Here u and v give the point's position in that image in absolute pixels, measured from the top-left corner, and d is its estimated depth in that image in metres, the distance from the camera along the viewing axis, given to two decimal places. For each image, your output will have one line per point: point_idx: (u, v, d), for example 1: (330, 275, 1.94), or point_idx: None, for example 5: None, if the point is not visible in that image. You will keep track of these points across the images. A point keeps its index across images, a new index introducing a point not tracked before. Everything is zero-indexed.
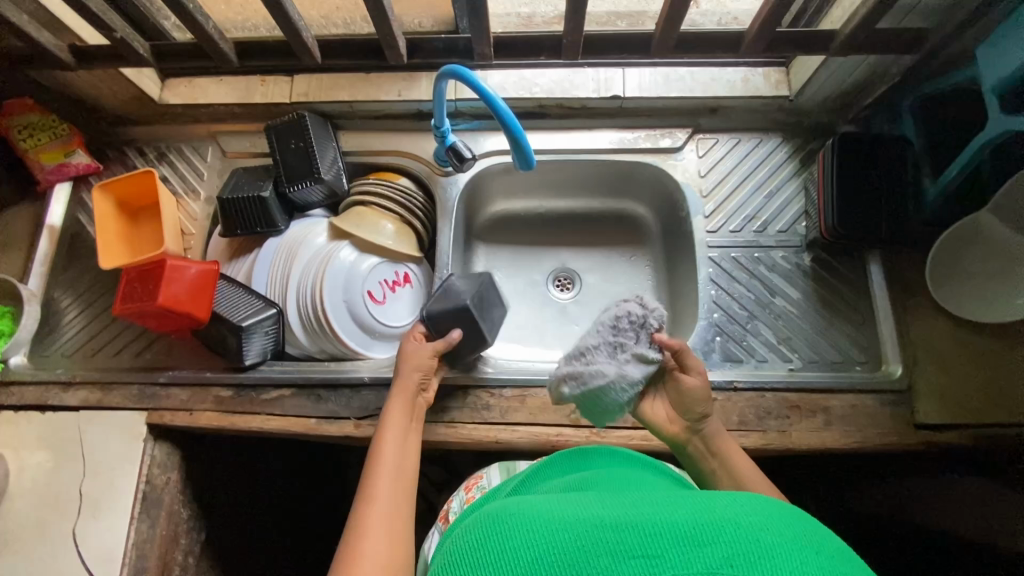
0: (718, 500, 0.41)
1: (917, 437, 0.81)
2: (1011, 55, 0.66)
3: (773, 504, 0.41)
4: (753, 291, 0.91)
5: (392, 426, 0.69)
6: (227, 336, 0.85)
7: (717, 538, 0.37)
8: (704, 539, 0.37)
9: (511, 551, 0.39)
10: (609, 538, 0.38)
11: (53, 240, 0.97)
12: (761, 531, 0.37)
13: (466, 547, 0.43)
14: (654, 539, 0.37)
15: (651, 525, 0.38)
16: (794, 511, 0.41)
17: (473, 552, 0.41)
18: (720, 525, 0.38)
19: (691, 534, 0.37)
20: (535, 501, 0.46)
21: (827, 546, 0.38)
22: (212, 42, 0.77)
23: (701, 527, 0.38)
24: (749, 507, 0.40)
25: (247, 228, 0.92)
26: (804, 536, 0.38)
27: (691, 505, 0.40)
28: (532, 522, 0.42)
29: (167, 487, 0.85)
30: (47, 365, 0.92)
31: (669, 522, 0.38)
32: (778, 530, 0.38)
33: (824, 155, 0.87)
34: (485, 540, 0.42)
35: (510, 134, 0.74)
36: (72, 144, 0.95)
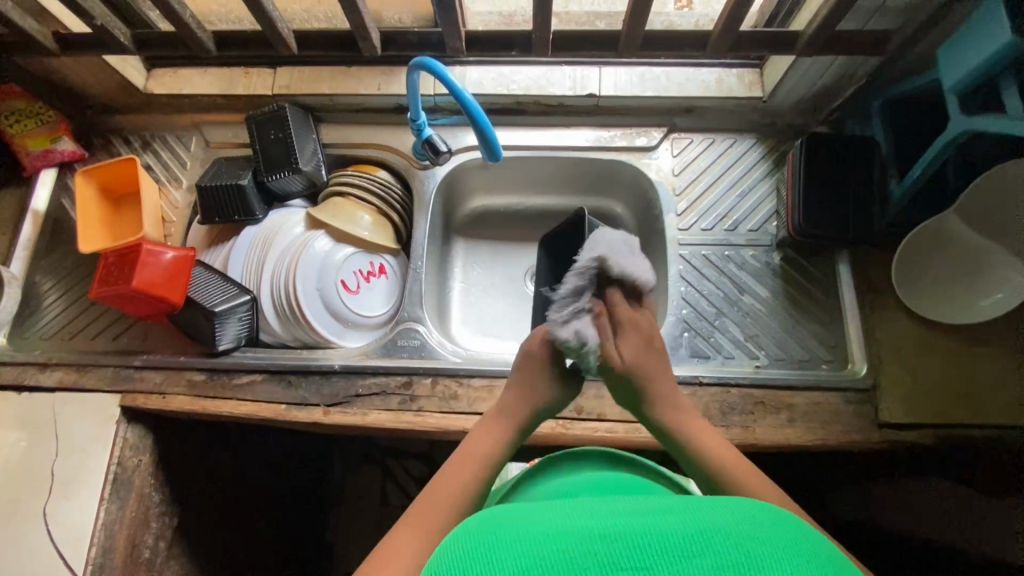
0: (707, 508, 0.39)
1: (879, 436, 0.81)
2: (966, 57, 0.67)
3: (763, 508, 0.40)
4: (723, 288, 0.92)
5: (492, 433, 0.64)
6: (201, 321, 0.87)
7: (706, 547, 0.34)
8: (693, 550, 0.34)
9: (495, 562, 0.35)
10: (597, 549, 0.35)
11: (37, 226, 0.98)
12: (751, 540, 0.35)
13: (445, 555, 0.38)
14: (641, 550, 0.35)
15: (642, 534, 0.36)
16: (777, 513, 0.39)
17: (454, 562, 0.37)
18: (708, 533, 0.36)
19: (684, 543, 0.35)
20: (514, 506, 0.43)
21: (814, 551, 0.36)
22: (190, 31, 0.78)
23: (693, 535, 0.35)
24: (733, 514, 0.38)
25: (225, 216, 0.93)
26: (792, 540, 0.36)
27: (681, 513, 0.38)
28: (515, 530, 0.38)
29: (138, 469, 0.86)
30: (26, 347, 0.93)
31: (654, 531, 0.36)
32: (775, 538, 0.36)
33: (793, 155, 0.88)
34: (471, 553, 0.37)
35: (477, 126, 0.75)
36: (58, 130, 0.97)
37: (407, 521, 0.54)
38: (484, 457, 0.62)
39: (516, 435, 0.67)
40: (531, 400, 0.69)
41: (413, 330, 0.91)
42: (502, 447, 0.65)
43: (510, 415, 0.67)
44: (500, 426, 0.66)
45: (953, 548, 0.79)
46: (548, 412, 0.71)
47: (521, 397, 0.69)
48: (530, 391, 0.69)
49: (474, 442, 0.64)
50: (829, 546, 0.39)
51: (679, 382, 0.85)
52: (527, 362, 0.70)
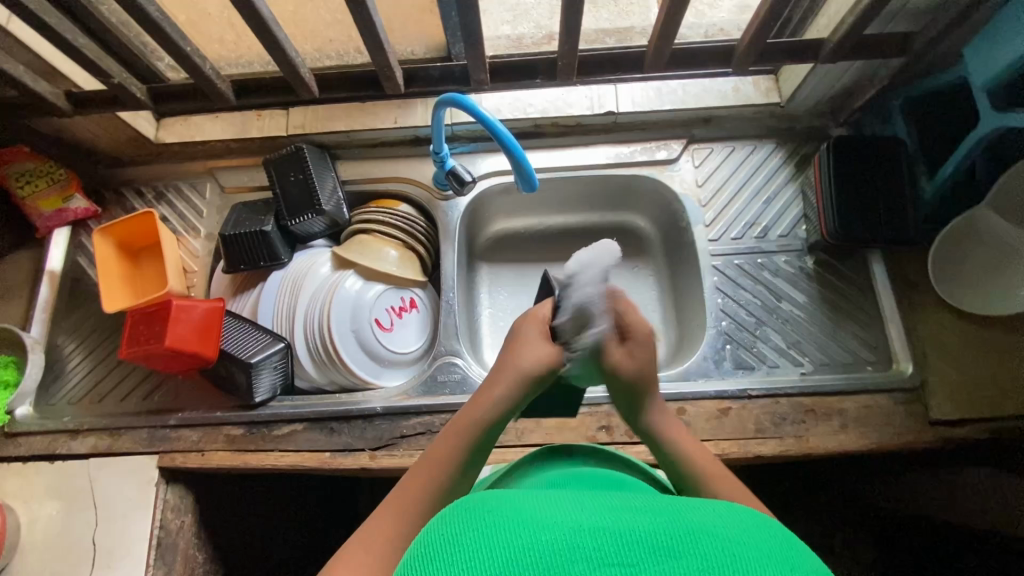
0: (693, 508, 0.37)
1: (933, 434, 0.81)
2: (997, 52, 0.68)
3: (751, 517, 0.37)
4: (760, 297, 0.91)
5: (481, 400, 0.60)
6: (237, 373, 0.85)
7: (695, 548, 0.32)
8: (681, 550, 0.32)
9: (468, 550, 0.33)
10: (581, 544, 0.32)
11: (54, 287, 0.96)
12: (740, 543, 0.33)
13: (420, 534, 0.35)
14: (625, 546, 0.32)
15: (627, 532, 0.33)
16: (766, 521, 0.37)
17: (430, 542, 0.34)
18: (698, 534, 0.33)
19: (666, 543, 0.33)
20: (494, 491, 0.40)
21: (806, 559, 0.34)
22: (210, 82, 0.77)
23: (678, 537, 0.33)
24: (721, 516, 0.36)
25: (250, 263, 0.92)
26: (781, 548, 0.34)
27: (664, 513, 0.36)
28: (496, 515, 0.35)
29: (181, 531, 0.84)
30: (53, 414, 0.90)
31: (637, 529, 0.34)
32: (759, 548, 0.33)
33: (819, 159, 0.88)
34: (452, 531, 0.35)
35: (510, 155, 0.74)
36: (70, 188, 0.95)
37: (385, 506, 0.54)
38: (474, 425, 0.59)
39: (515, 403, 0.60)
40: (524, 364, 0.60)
41: (452, 364, 0.89)
42: (500, 411, 0.59)
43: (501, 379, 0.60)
44: (492, 390, 0.60)
45: None
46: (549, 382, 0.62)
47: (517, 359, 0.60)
48: (517, 358, 0.60)
49: (468, 407, 0.60)
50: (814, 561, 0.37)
51: (728, 397, 0.84)
52: (515, 336, 0.63)
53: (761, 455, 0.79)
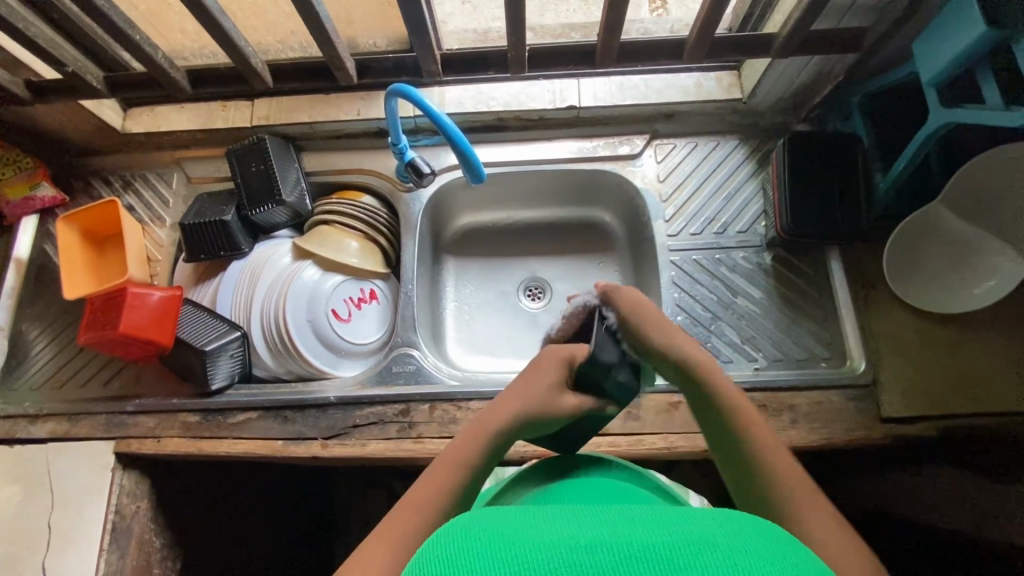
0: (690, 519, 0.39)
1: (883, 431, 0.81)
2: (942, 48, 0.67)
3: (747, 523, 0.39)
4: (716, 292, 0.92)
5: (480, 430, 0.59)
6: (192, 361, 0.86)
7: (695, 561, 0.34)
8: (681, 563, 0.34)
9: (477, 566, 0.34)
10: (581, 560, 0.34)
11: (20, 274, 0.97)
12: (739, 554, 0.35)
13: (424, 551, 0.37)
14: (625, 562, 0.34)
15: (625, 546, 0.35)
16: (766, 528, 0.39)
17: (435, 558, 0.36)
18: (698, 547, 0.35)
19: (664, 556, 0.34)
20: (504, 512, 0.42)
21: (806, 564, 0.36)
22: (163, 71, 0.78)
23: (675, 549, 0.35)
24: (723, 528, 0.38)
25: (211, 253, 0.93)
26: (780, 555, 0.36)
27: (663, 525, 0.38)
28: (504, 535, 0.37)
29: (137, 516, 0.85)
30: (14, 399, 0.92)
31: (636, 543, 0.36)
32: (757, 553, 0.35)
33: (776, 155, 0.88)
34: (459, 546, 0.36)
35: (457, 149, 0.75)
36: (37, 176, 0.95)
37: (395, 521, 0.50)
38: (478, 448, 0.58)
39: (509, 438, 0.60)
40: (529, 402, 0.62)
41: (408, 356, 0.90)
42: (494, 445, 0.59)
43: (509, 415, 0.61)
44: (502, 419, 0.60)
45: None
46: (546, 423, 0.63)
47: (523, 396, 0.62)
48: (526, 395, 0.62)
49: (463, 438, 0.59)
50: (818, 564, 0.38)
51: (679, 390, 0.84)
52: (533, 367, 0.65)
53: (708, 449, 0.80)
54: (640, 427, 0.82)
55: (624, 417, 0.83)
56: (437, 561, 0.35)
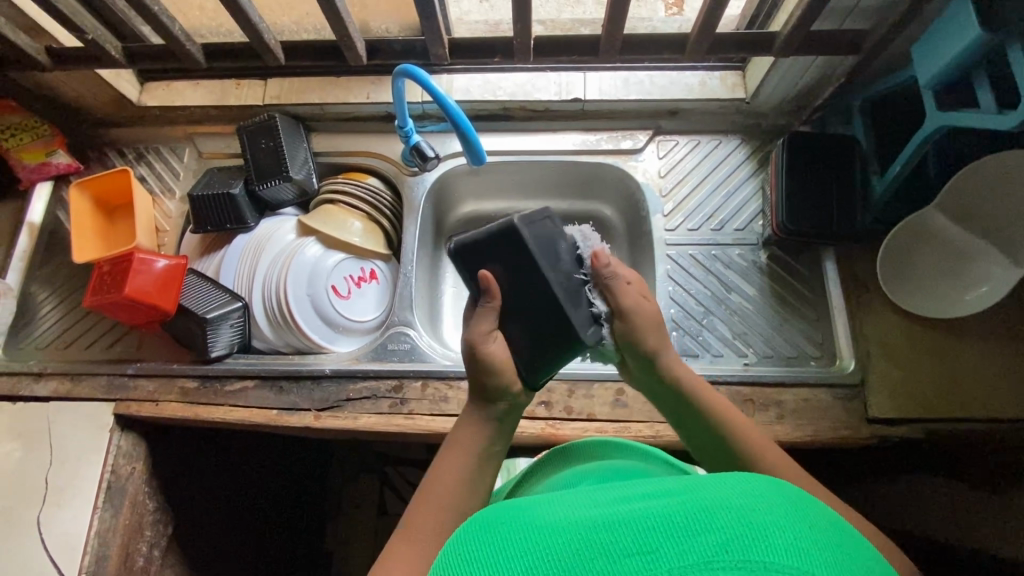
0: (707, 483, 0.40)
1: (869, 431, 0.82)
2: (939, 52, 0.68)
3: (766, 481, 0.40)
4: (710, 287, 0.93)
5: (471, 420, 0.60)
6: (194, 328, 0.88)
7: (711, 524, 0.35)
8: (697, 528, 0.35)
9: (505, 565, 0.37)
10: (599, 540, 0.36)
11: (32, 238, 1.00)
12: (754, 512, 0.36)
13: (458, 557, 0.40)
14: (644, 533, 0.36)
15: (642, 518, 0.37)
16: (776, 482, 0.40)
17: (468, 563, 0.39)
18: (710, 510, 0.36)
19: (682, 524, 0.35)
20: (531, 502, 0.45)
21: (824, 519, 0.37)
22: (179, 44, 0.80)
23: (691, 515, 0.36)
24: (738, 488, 0.39)
25: (217, 225, 0.95)
26: (795, 512, 0.37)
27: (679, 493, 0.39)
28: (529, 528, 0.40)
29: (131, 477, 0.87)
30: (21, 357, 0.94)
31: (654, 514, 0.37)
32: (773, 511, 0.36)
33: (776, 155, 0.89)
34: (486, 548, 0.39)
35: (460, 131, 0.77)
36: (54, 144, 0.98)
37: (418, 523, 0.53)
38: (472, 441, 0.60)
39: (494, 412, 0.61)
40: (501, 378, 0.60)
41: (404, 335, 0.91)
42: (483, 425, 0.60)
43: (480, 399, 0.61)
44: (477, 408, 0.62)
45: (955, 547, 0.78)
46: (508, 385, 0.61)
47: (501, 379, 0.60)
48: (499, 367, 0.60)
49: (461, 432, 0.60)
50: (834, 514, 0.39)
51: None
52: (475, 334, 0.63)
53: None
54: (629, 414, 0.83)
55: (612, 404, 0.84)
56: (470, 565, 0.38)
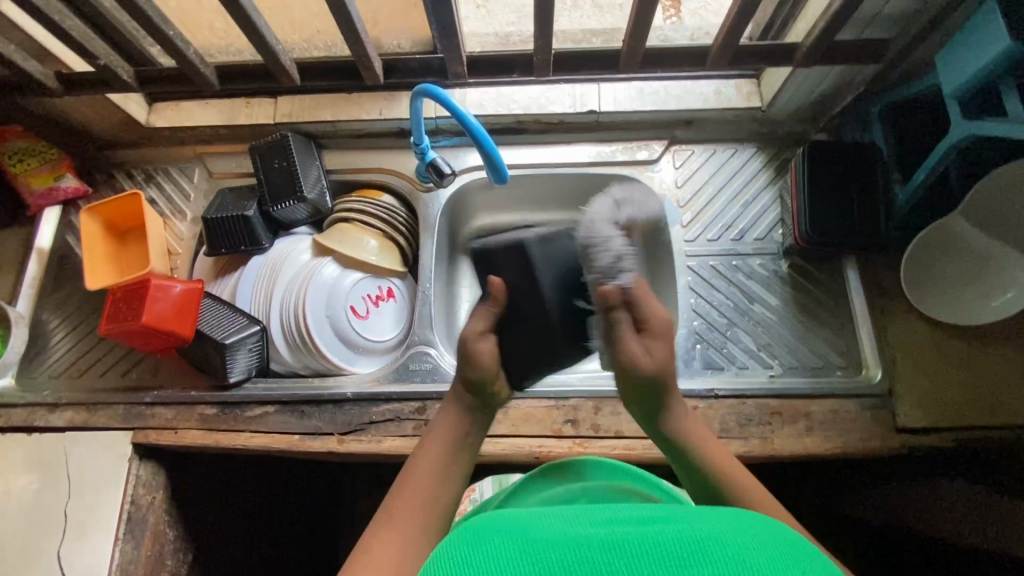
0: (704, 520, 0.41)
1: (899, 441, 0.81)
2: (967, 61, 0.67)
3: (764, 524, 0.41)
4: (732, 298, 0.92)
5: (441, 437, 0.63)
6: (212, 353, 0.86)
7: (704, 557, 0.36)
8: (690, 560, 0.36)
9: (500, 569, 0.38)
10: (593, 559, 0.37)
11: (42, 264, 0.98)
12: (748, 550, 0.37)
13: (449, 553, 0.41)
14: (639, 558, 0.37)
15: (637, 543, 0.38)
16: (775, 526, 0.41)
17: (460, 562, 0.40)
18: (705, 543, 0.38)
19: (676, 554, 0.37)
20: (528, 516, 0.46)
21: (815, 564, 0.38)
22: (193, 66, 0.79)
23: (687, 547, 0.37)
24: (736, 528, 0.40)
25: (232, 247, 0.93)
26: (791, 553, 0.38)
27: (676, 523, 0.41)
28: (525, 539, 0.41)
29: (152, 507, 0.85)
30: (34, 387, 0.93)
31: (650, 540, 0.39)
32: (767, 551, 0.37)
33: (795, 163, 0.88)
34: (480, 552, 0.40)
35: (482, 149, 0.76)
36: (61, 168, 0.97)
37: (399, 502, 0.55)
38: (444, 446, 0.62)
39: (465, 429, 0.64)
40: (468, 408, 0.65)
41: (424, 354, 0.90)
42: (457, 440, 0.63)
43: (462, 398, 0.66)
44: (456, 396, 0.66)
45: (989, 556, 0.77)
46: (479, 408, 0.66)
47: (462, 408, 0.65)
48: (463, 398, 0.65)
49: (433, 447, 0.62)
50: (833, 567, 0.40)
51: (694, 395, 0.84)
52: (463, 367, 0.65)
53: None
54: None
55: None
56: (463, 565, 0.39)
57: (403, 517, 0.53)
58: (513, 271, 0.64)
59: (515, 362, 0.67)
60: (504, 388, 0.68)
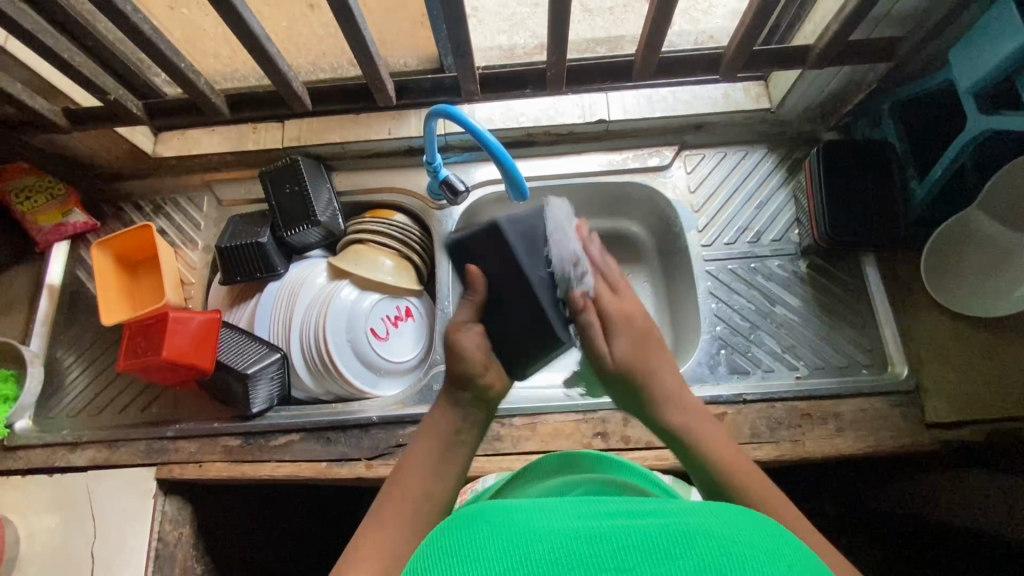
0: (691, 511, 0.40)
1: (930, 437, 0.80)
2: (984, 56, 0.67)
3: (749, 516, 0.40)
4: (754, 301, 0.92)
5: (431, 436, 0.59)
6: (234, 384, 0.85)
7: (690, 551, 0.35)
8: (676, 553, 0.35)
9: (482, 562, 0.37)
10: (583, 552, 0.36)
11: (53, 300, 0.97)
12: (734, 543, 0.36)
13: (433, 547, 0.40)
14: (624, 550, 0.36)
15: (621, 536, 0.37)
16: (763, 520, 0.40)
17: (442, 556, 0.38)
18: (693, 536, 0.37)
19: (662, 547, 0.36)
20: (512, 502, 0.45)
21: (802, 560, 0.37)
22: (203, 96, 0.78)
23: (672, 539, 0.36)
24: (723, 520, 0.39)
25: (247, 275, 0.93)
26: (777, 549, 0.37)
27: (662, 515, 0.39)
28: (508, 529, 0.40)
29: (179, 542, 0.83)
30: (53, 427, 0.91)
31: (637, 532, 0.37)
32: (754, 545, 0.36)
33: (810, 164, 0.88)
34: (462, 544, 0.39)
35: (501, 166, 0.75)
36: (69, 203, 0.96)
37: (381, 510, 0.54)
38: (433, 447, 0.58)
39: (459, 425, 0.60)
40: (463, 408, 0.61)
41: None
42: (450, 441, 0.59)
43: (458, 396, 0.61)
44: (448, 396, 0.62)
45: None
46: (477, 408, 0.61)
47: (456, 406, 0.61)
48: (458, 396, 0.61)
49: (419, 449, 0.58)
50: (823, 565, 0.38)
51: (722, 402, 0.84)
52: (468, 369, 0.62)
53: (756, 460, 0.79)
54: None
55: None
56: (446, 558, 0.38)
57: (388, 526, 0.52)
58: (490, 254, 0.62)
59: (516, 356, 0.63)
60: (497, 379, 0.62)
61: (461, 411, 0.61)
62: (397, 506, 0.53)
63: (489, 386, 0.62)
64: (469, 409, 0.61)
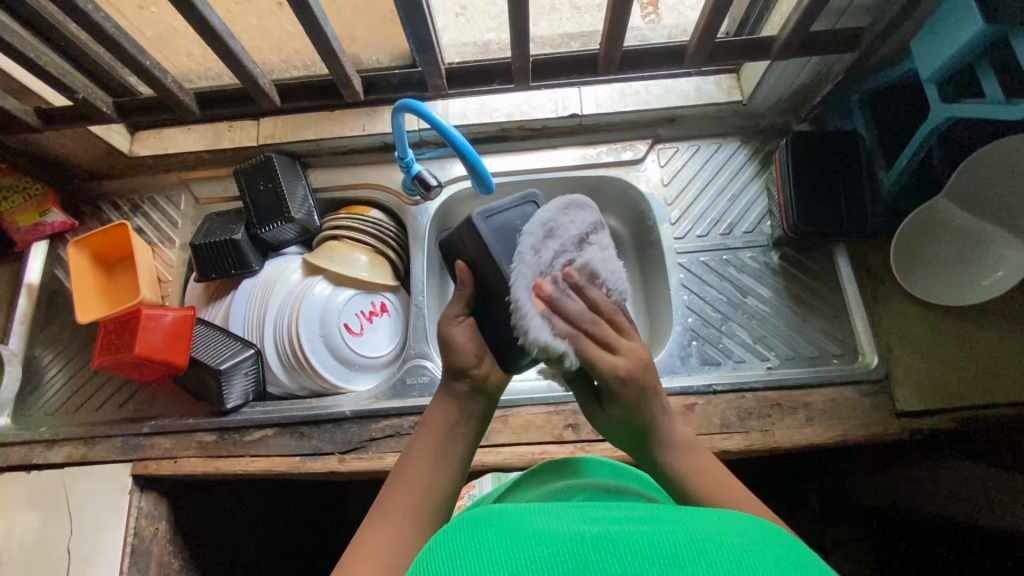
0: (700, 519, 0.40)
1: (901, 425, 0.81)
2: (941, 46, 0.68)
3: (759, 525, 0.40)
4: (726, 293, 0.92)
5: (431, 432, 0.59)
6: (208, 379, 0.86)
7: (701, 557, 0.35)
8: (686, 559, 0.35)
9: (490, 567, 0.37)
10: (591, 558, 0.36)
11: (31, 300, 0.98)
12: (746, 551, 0.36)
13: (439, 549, 0.40)
14: (635, 557, 0.36)
15: (633, 542, 0.37)
16: (775, 529, 0.40)
17: (449, 559, 0.39)
18: (701, 543, 0.37)
19: (674, 554, 0.36)
20: (520, 506, 0.45)
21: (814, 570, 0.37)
22: (172, 94, 0.79)
23: (683, 546, 0.36)
24: (734, 529, 0.39)
25: (222, 272, 0.93)
26: (787, 559, 0.37)
27: (671, 522, 0.40)
28: (516, 535, 0.40)
29: (155, 537, 0.84)
30: (31, 424, 0.92)
31: (646, 538, 0.38)
32: (764, 554, 0.36)
33: (779, 155, 0.89)
34: (471, 548, 0.39)
35: (467, 160, 0.76)
36: (46, 203, 0.97)
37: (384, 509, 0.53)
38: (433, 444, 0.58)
39: (459, 418, 0.60)
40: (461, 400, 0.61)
41: (421, 367, 0.90)
42: (450, 437, 0.59)
43: (454, 388, 0.61)
44: (447, 388, 0.62)
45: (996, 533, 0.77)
46: (472, 401, 0.61)
47: (455, 399, 0.61)
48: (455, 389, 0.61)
49: (421, 446, 0.58)
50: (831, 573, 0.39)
51: (692, 392, 0.84)
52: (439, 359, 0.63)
53: (725, 450, 0.80)
54: None
55: None
56: (452, 562, 0.38)
57: (389, 527, 0.52)
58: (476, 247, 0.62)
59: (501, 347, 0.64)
60: (492, 370, 0.62)
61: (461, 405, 0.61)
62: (400, 502, 0.54)
63: (487, 376, 0.62)
64: (468, 402, 0.61)
